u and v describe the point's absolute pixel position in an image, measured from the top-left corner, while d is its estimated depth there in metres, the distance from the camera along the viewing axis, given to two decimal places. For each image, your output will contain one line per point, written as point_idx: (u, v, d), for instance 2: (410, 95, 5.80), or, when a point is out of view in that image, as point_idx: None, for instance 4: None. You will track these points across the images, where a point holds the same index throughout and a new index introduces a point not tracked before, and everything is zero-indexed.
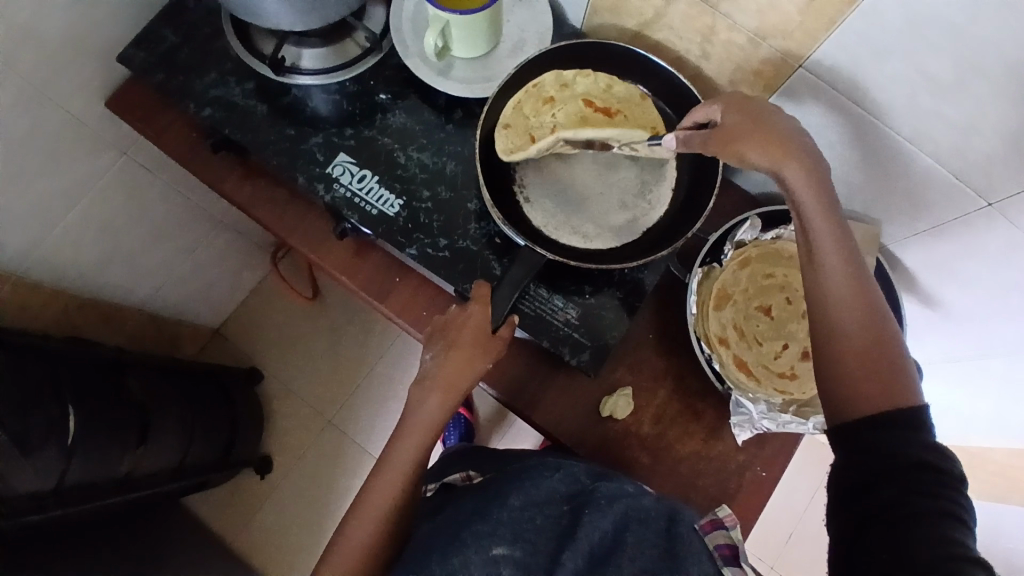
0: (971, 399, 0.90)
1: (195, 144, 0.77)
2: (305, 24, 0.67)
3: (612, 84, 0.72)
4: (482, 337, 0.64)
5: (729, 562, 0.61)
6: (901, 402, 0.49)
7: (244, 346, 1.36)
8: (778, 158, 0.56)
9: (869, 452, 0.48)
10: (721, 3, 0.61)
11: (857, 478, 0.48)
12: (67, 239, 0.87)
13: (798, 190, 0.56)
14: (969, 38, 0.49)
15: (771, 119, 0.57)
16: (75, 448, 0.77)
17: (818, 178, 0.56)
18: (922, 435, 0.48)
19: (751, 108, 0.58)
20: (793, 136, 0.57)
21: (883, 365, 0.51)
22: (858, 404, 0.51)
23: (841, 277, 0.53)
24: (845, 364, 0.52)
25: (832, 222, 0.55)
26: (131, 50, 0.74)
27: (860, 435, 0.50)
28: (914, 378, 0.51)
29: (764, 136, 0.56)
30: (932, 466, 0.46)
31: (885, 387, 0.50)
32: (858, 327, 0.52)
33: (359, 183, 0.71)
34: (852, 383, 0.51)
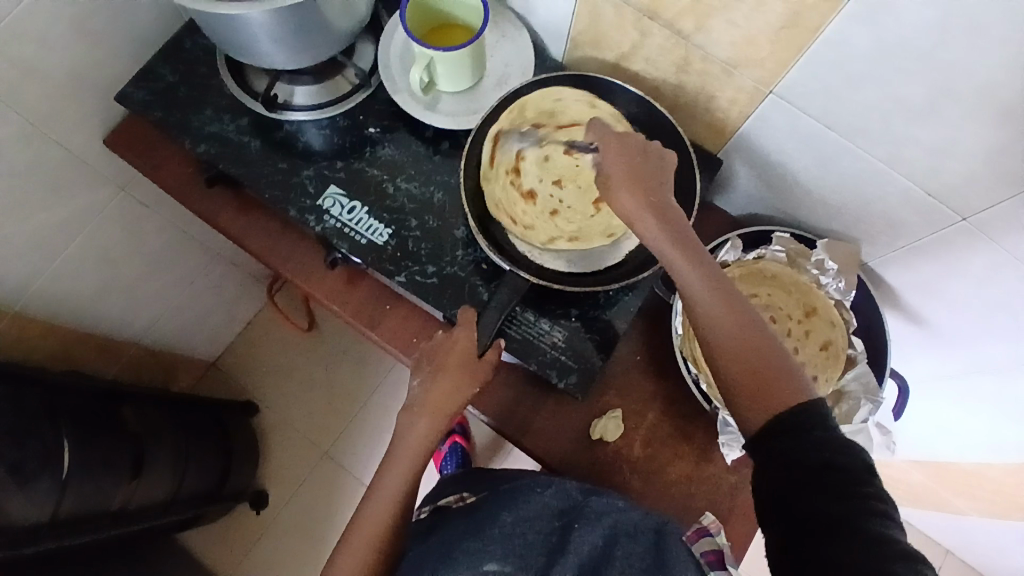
0: (962, 419, 0.90)
1: (190, 178, 0.80)
2: (296, 62, 0.70)
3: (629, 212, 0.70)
4: (470, 362, 0.65)
5: (716, 568, 0.62)
6: (793, 403, 0.49)
7: (240, 378, 1.37)
8: (639, 211, 0.57)
9: (775, 459, 0.48)
10: (694, 34, 0.64)
11: (778, 488, 0.48)
12: (64, 272, 0.88)
13: (655, 238, 0.57)
14: (934, 61, 0.52)
15: (639, 169, 0.59)
16: (69, 479, 0.78)
17: (674, 224, 0.57)
18: (826, 430, 0.48)
19: (621, 159, 0.59)
20: (655, 175, 0.59)
21: (768, 373, 0.51)
22: (755, 414, 0.51)
23: (710, 301, 0.54)
24: (738, 381, 0.52)
25: (691, 256, 0.56)
26: (131, 89, 0.77)
27: (769, 446, 0.49)
28: (801, 373, 0.51)
29: (637, 186, 0.58)
30: (842, 466, 0.46)
31: (776, 393, 0.50)
32: (737, 346, 0.52)
33: (349, 214, 0.73)
34: (744, 398, 0.51)
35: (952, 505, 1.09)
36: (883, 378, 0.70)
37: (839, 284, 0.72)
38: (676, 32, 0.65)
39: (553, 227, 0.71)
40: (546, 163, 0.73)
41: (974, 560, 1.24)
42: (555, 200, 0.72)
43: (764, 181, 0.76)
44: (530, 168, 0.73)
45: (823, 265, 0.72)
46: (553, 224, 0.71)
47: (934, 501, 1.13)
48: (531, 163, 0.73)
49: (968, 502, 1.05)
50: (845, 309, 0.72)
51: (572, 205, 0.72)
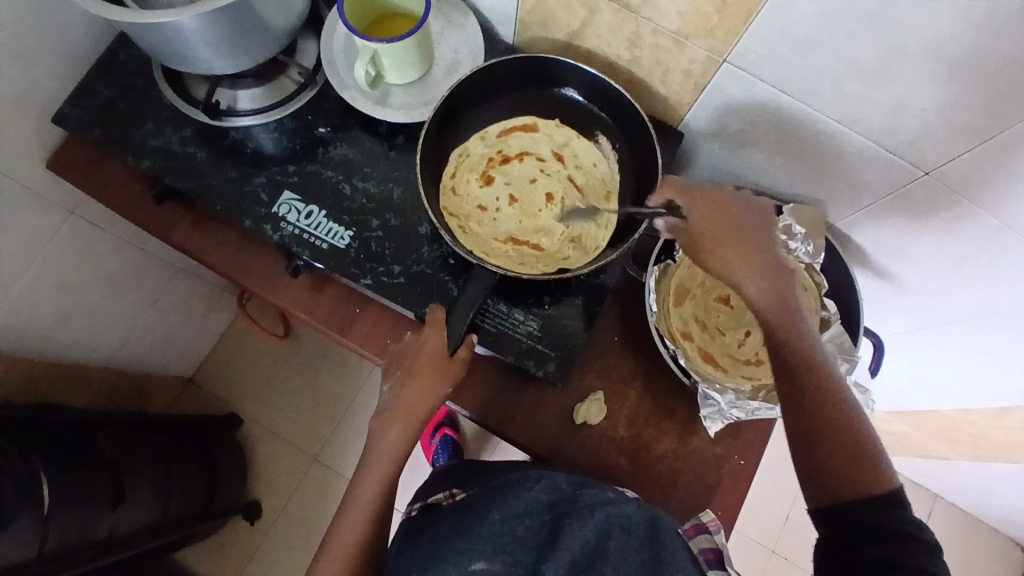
0: (938, 369, 0.91)
1: (139, 195, 0.77)
2: (236, 66, 0.67)
3: (522, 270, 0.71)
4: (443, 362, 0.63)
5: (714, 566, 0.62)
6: (879, 489, 0.49)
7: (220, 391, 1.34)
8: (742, 272, 0.56)
9: (850, 528, 0.50)
10: (642, 7, 0.62)
11: (844, 540, 0.50)
12: (22, 303, 0.85)
13: (757, 304, 0.56)
14: (884, 20, 0.51)
15: (741, 227, 0.57)
16: (50, 517, 0.75)
17: (777, 294, 0.56)
18: (905, 513, 0.48)
19: (721, 217, 0.58)
20: (757, 235, 0.58)
21: (856, 456, 0.51)
22: (838, 491, 0.51)
23: (805, 377, 0.53)
24: (823, 460, 0.51)
25: (791, 327, 0.55)
26: (66, 108, 0.74)
27: (843, 521, 0.50)
28: (889, 462, 0.51)
29: (735, 246, 0.57)
30: (915, 537, 0.47)
31: (861, 477, 0.50)
32: (824, 424, 0.52)
33: (307, 219, 0.71)
34: (828, 475, 0.51)
35: (938, 451, 1.12)
36: (859, 337, 0.71)
37: (808, 247, 0.71)
38: (624, 6, 0.63)
39: (477, 220, 0.73)
40: (523, 176, 0.75)
41: (963, 501, 1.27)
42: (494, 205, 0.74)
43: (725, 152, 0.75)
44: (508, 174, 0.75)
45: (791, 229, 0.70)
46: (465, 221, 0.73)
47: (920, 449, 1.16)
48: (518, 170, 0.75)
49: (953, 448, 1.07)
50: (815, 271, 0.72)
51: (500, 220, 0.74)
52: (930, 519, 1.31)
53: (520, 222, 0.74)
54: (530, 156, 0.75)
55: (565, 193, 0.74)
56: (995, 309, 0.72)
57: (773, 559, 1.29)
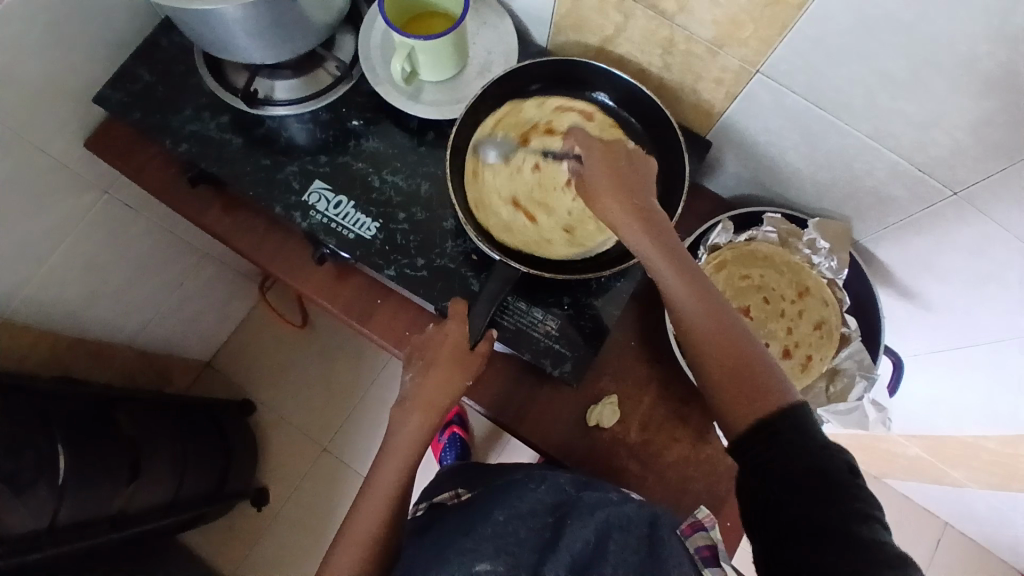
0: (957, 393, 0.90)
1: (174, 179, 0.79)
2: (275, 56, 0.69)
3: (507, 234, 0.70)
4: (462, 355, 0.64)
5: (709, 564, 0.58)
6: (775, 401, 0.51)
7: (236, 377, 1.36)
8: (628, 215, 0.58)
9: (769, 470, 0.49)
10: (677, 15, 0.63)
11: (772, 492, 0.48)
12: (53, 278, 0.87)
13: (643, 247, 0.58)
14: (921, 34, 0.51)
15: (627, 172, 0.60)
16: (66, 487, 0.78)
17: (659, 233, 0.58)
18: (809, 437, 0.49)
19: (609, 161, 0.60)
20: (638, 180, 0.60)
21: (750, 370, 0.53)
22: (739, 411, 0.52)
23: (696, 306, 0.56)
24: (721, 380, 0.54)
25: (676, 262, 0.57)
26: (109, 91, 0.76)
27: (751, 455, 0.50)
28: (782, 375, 0.53)
29: (618, 190, 0.59)
30: (825, 467, 0.47)
31: (758, 392, 0.52)
32: (719, 347, 0.54)
33: (335, 208, 0.73)
34: (729, 397, 0.53)
35: (952, 478, 1.10)
36: (878, 355, 0.70)
37: (831, 262, 0.72)
38: (659, 13, 0.64)
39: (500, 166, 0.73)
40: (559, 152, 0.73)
41: (976, 531, 1.25)
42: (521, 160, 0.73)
43: (752, 161, 0.75)
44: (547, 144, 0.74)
45: (815, 244, 0.72)
46: (485, 180, 0.72)
47: (934, 475, 1.14)
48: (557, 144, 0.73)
49: (968, 475, 1.05)
50: (838, 287, 0.72)
51: (516, 177, 0.73)
52: (940, 547, 1.29)
53: (535, 189, 0.72)
54: None
55: None
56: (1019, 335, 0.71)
57: None
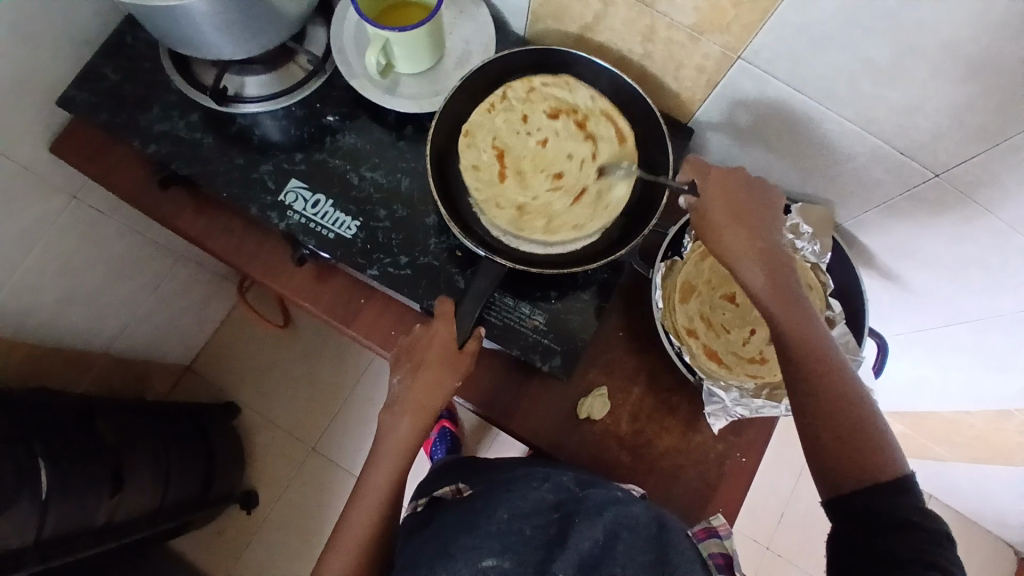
0: (937, 371, 0.92)
1: (144, 181, 0.76)
2: (245, 52, 0.66)
3: (472, 172, 0.71)
4: (451, 355, 0.63)
5: (723, 571, 0.61)
6: (886, 476, 0.49)
7: (218, 380, 1.34)
8: (746, 259, 0.56)
9: (858, 518, 0.49)
10: (658, 1, 0.61)
11: (853, 529, 0.49)
12: (23, 287, 0.84)
13: (764, 293, 0.55)
14: (902, 19, 0.50)
15: (748, 212, 0.57)
16: (49, 501, 0.75)
17: (783, 280, 0.55)
18: (911, 503, 0.48)
19: (730, 198, 0.57)
20: (760, 212, 0.58)
21: (862, 440, 0.50)
22: (846, 480, 0.50)
23: (812, 365, 0.53)
24: (831, 448, 0.51)
25: (796, 312, 0.54)
26: (72, 90, 0.73)
27: (850, 512, 0.50)
28: (895, 447, 0.50)
29: (738, 223, 0.57)
30: (920, 527, 0.47)
31: (868, 464, 0.50)
32: (833, 410, 0.51)
33: (314, 208, 0.71)
34: (835, 465, 0.51)
35: (933, 451, 1.13)
36: (864, 338, 0.70)
37: (814, 247, 0.72)
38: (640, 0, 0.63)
39: (513, 120, 0.73)
40: (567, 143, 0.73)
41: (957, 502, 1.29)
42: (535, 130, 0.73)
43: (734, 146, 0.75)
44: (563, 131, 0.73)
45: (798, 229, 0.72)
46: (473, 142, 0.71)
47: (915, 449, 1.17)
48: (569, 135, 0.73)
49: (950, 449, 1.08)
50: (821, 271, 0.72)
51: (518, 139, 0.73)
52: None
53: (527, 160, 0.72)
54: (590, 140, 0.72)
55: (559, 193, 0.71)
56: (998, 313, 0.72)
57: (768, 556, 1.30)
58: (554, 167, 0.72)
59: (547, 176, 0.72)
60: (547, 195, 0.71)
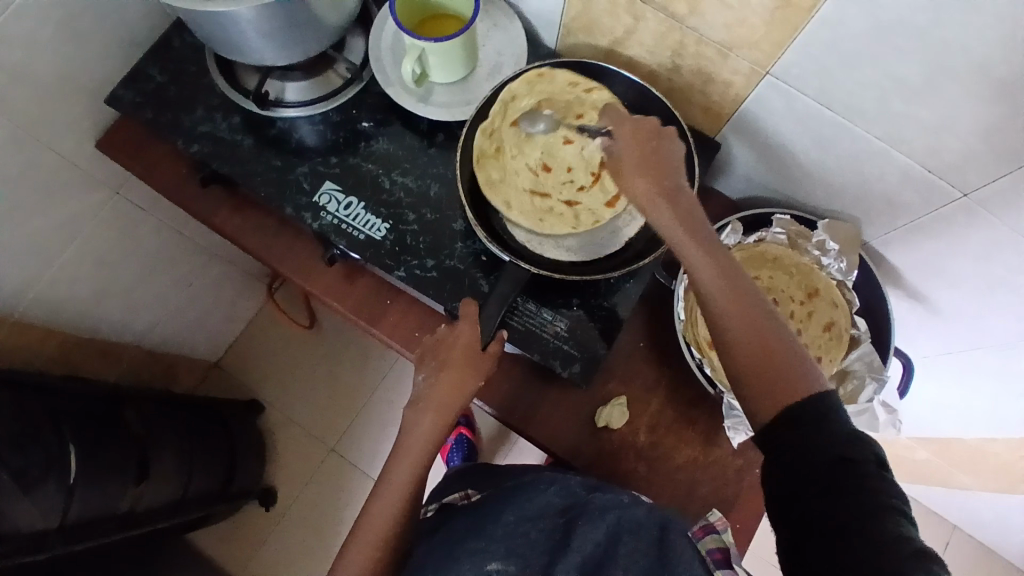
0: (965, 397, 0.90)
1: (185, 180, 0.79)
2: (286, 58, 0.69)
3: (512, 98, 0.73)
4: (473, 356, 0.65)
5: (721, 566, 0.60)
6: (802, 392, 0.47)
7: (243, 378, 1.37)
8: (654, 194, 0.57)
9: (790, 454, 0.46)
10: (688, 17, 0.63)
11: (791, 480, 0.45)
12: (62, 277, 0.88)
13: (669, 228, 0.56)
14: (933, 37, 0.51)
15: (657, 152, 0.59)
16: (76, 485, 0.78)
17: (688, 214, 0.56)
18: (841, 430, 0.45)
19: (640, 140, 0.59)
20: (670, 159, 0.59)
21: (776, 359, 0.49)
22: (766, 403, 0.48)
23: (721, 290, 0.52)
24: (749, 374, 0.50)
25: (702, 243, 0.54)
26: (121, 91, 0.77)
27: (777, 440, 0.47)
28: (811, 364, 0.49)
29: (647, 168, 0.58)
30: (855, 462, 0.43)
31: (786, 383, 0.48)
32: (745, 334, 0.50)
33: (346, 209, 0.73)
34: (756, 390, 0.49)
35: (960, 482, 1.10)
36: (888, 356, 0.70)
37: (840, 264, 0.72)
38: (670, 15, 0.64)
39: (575, 99, 0.73)
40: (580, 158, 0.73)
41: (984, 535, 1.24)
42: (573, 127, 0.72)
43: (760, 163, 0.75)
44: (588, 158, 0.72)
45: (824, 246, 0.72)
46: (537, 82, 0.73)
47: (941, 479, 1.14)
48: (587, 156, 0.72)
49: (977, 478, 1.05)
50: (848, 288, 0.71)
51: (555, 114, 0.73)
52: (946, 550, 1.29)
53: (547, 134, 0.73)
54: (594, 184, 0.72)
55: (527, 180, 0.72)
56: None
57: None
58: (551, 161, 0.73)
59: (540, 161, 0.73)
60: (519, 172, 0.72)
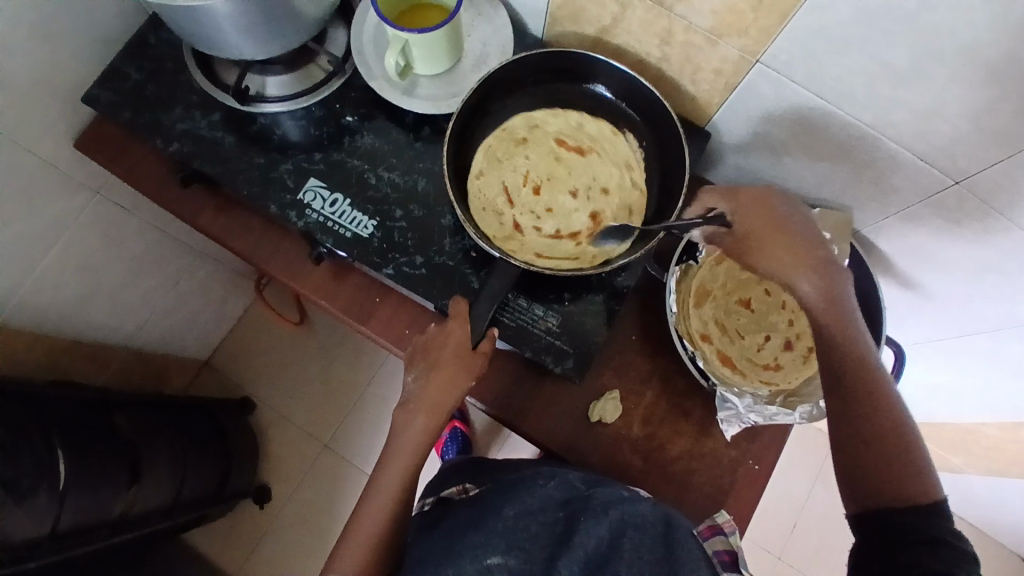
0: (957, 380, 0.90)
1: (165, 179, 0.78)
2: (266, 52, 0.67)
3: (584, 122, 0.75)
4: (465, 354, 0.64)
5: (728, 568, 0.61)
6: (921, 499, 0.50)
7: (234, 376, 1.35)
8: (794, 274, 0.55)
9: (890, 533, 0.50)
10: (676, 5, 0.61)
11: (884, 543, 0.49)
12: (45, 281, 0.86)
13: (811, 310, 0.55)
14: (924, 24, 0.50)
15: (795, 228, 0.57)
16: (66, 491, 0.76)
17: (833, 298, 0.55)
18: (942, 522, 0.48)
19: (774, 213, 0.57)
20: (810, 232, 0.57)
21: (897, 463, 0.51)
22: (879, 498, 0.51)
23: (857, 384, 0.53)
24: (865, 469, 0.52)
25: (844, 332, 0.54)
26: (96, 89, 0.74)
27: (875, 523, 0.51)
28: (932, 471, 0.51)
29: (781, 243, 0.56)
30: (949, 544, 0.47)
31: (904, 487, 0.50)
32: (869, 432, 0.52)
33: (332, 207, 0.71)
34: (870, 485, 0.52)
35: (951, 463, 1.11)
36: (881, 344, 0.69)
37: (833, 251, 0.69)
38: (657, 3, 0.63)
39: (618, 180, 0.73)
40: (559, 207, 0.72)
41: (973, 516, 1.26)
42: (588, 187, 0.73)
43: (749, 151, 0.75)
44: (560, 218, 0.72)
45: (815, 234, 0.70)
46: (611, 142, 0.74)
47: (933, 460, 1.15)
48: (559, 208, 0.72)
49: (966, 460, 1.06)
50: None
51: (581, 172, 0.74)
52: None
53: (569, 170, 0.74)
54: (546, 232, 0.72)
55: (513, 176, 0.73)
56: (1018, 323, 0.71)
57: (780, 565, 1.28)
58: (541, 186, 0.73)
59: (541, 177, 0.73)
60: (519, 167, 0.73)
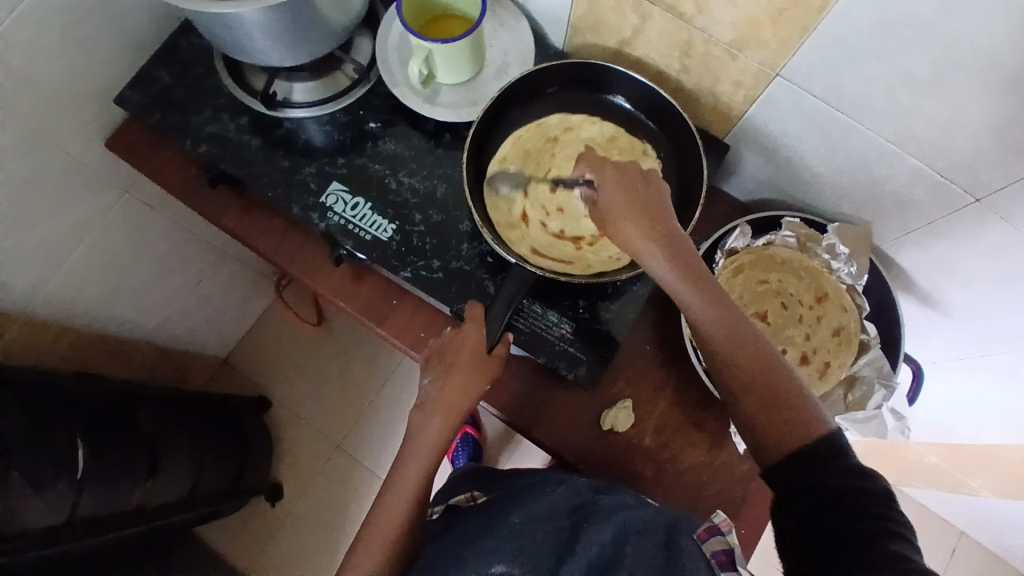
0: (977, 402, 0.89)
1: (192, 180, 0.80)
2: (293, 58, 0.69)
3: (617, 136, 0.74)
4: (480, 359, 0.64)
5: (727, 570, 0.57)
6: (812, 433, 0.48)
7: (252, 375, 1.37)
8: (648, 242, 0.56)
9: (807, 496, 0.46)
10: (696, 17, 0.62)
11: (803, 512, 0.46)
12: (74, 275, 0.89)
13: (670, 278, 0.55)
14: (945, 39, 0.50)
15: (649, 198, 0.57)
16: (86, 480, 0.78)
17: (684, 261, 0.55)
18: (847, 463, 0.46)
19: (627, 186, 0.58)
20: (660, 204, 0.58)
21: (784, 403, 0.49)
22: (776, 450, 0.49)
23: (723, 338, 0.52)
24: (756, 423, 0.50)
25: (701, 290, 0.54)
26: (129, 92, 0.77)
27: (789, 487, 0.47)
28: (814, 402, 0.49)
29: (634, 217, 0.56)
30: (863, 491, 0.44)
31: (795, 427, 0.48)
32: (751, 380, 0.50)
33: (353, 210, 0.73)
34: (765, 441, 0.49)
35: (969, 487, 1.09)
36: (899, 363, 0.69)
37: (850, 268, 0.71)
38: (678, 15, 0.63)
39: None
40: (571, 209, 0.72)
41: (991, 542, 1.24)
42: None
43: (768, 165, 0.75)
44: (569, 219, 0.72)
45: (834, 249, 0.71)
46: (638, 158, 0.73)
47: (950, 483, 1.13)
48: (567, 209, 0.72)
49: (985, 484, 1.04)
50: (857, 293, 0.71)
51: None
52: (954, 555, 1.28)
53: None
54: (550, 230, 0.72)
55: (535, 170, 0.73)
56: None
57: None
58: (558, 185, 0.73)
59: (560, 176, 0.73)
60: (544, 164, 0.73)
